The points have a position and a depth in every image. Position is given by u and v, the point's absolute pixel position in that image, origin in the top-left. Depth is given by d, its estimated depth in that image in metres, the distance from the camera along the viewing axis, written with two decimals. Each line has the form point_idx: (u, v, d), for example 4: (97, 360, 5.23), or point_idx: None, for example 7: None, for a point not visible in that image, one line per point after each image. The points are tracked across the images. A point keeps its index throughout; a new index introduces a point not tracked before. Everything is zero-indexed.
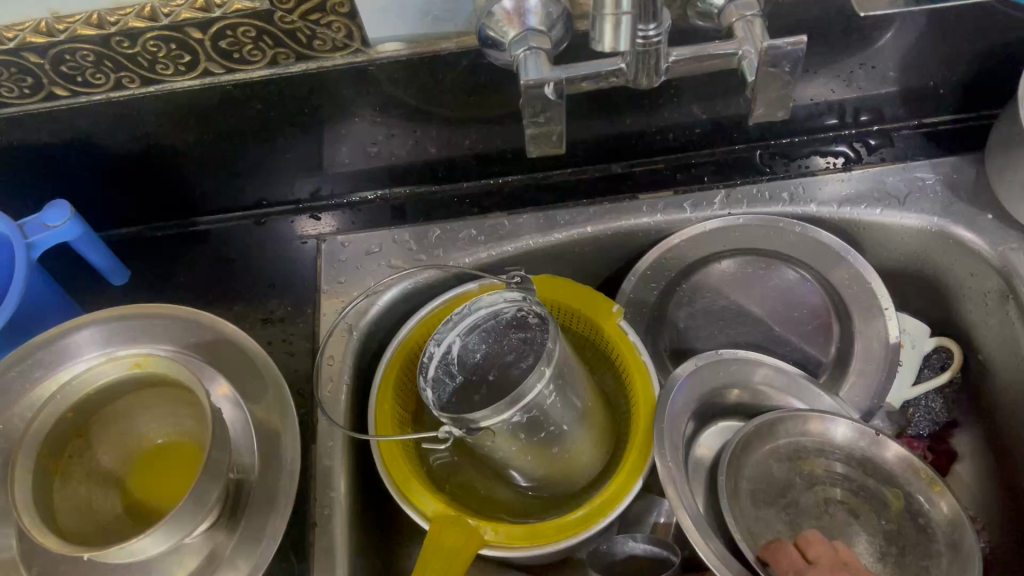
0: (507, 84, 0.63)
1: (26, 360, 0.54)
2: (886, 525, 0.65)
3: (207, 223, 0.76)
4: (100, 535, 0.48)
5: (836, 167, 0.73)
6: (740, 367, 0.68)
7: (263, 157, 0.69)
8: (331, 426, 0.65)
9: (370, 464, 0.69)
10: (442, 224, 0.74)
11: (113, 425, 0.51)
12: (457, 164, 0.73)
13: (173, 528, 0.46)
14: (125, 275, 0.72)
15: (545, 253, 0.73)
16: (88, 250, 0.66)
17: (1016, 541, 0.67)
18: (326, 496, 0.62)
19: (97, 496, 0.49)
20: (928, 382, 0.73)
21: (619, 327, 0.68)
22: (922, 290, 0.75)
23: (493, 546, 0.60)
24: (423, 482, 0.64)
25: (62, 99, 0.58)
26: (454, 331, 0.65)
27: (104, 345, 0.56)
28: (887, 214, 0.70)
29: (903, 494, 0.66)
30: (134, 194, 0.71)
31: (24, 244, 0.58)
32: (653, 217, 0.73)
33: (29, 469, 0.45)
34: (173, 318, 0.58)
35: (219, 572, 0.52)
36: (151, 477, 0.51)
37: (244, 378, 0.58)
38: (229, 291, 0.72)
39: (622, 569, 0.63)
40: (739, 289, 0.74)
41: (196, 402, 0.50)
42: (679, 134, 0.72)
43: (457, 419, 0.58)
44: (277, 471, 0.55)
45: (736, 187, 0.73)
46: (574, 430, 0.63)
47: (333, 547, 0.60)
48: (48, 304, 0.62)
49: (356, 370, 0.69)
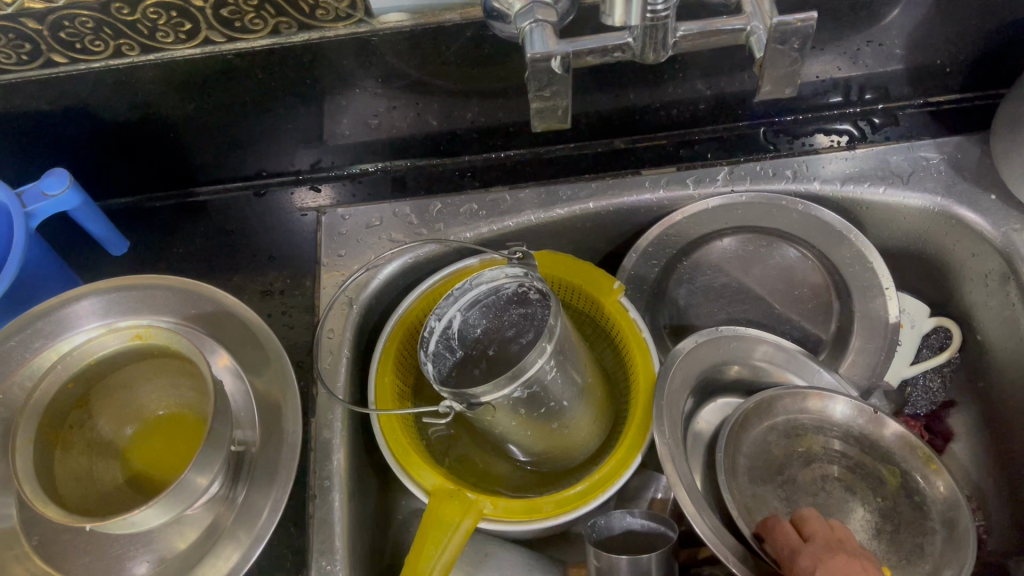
0: (511, 57, 0.62)
1: (26, 330, 0.54)
2: (882, 503, 0.66)
3: (207, 194, 0.76)
4: (100, 506, 0.48)
5: (840, 145, 0.73)
6: (741, 343, 0.68)
7: (264, 128, 0.68)
8: (330, 399, 0.65)
9: (369, 436, 0.70)
10: (443, 198, 0.73)
11: (114, 397, 0.51)
12: (458, 138, 0.72)
13: (174, 500, 0.46)
14: (124, 245, 0.72)
15: (546, 229, 0.73)
16: (87, 219, 0.66)
17: (1010, 520, 0.67)
18: (325, 468, 0.63)
19: (98, 467, 0.49)
20: (926, 362, 0.74)
21: (619, 304, 0.68)
22: (923, 270, 0.75)
23: (492, 519, 0.61)
24: (423, 456, 0.64)
25: (61, 66, 0.57)
26: (455, 306, 0.65)
27: (104, 316, 0.56)
28: (891, 193, 0.70)
29: (899, 472, 0.66)
30: (133, 164, 0.71)
31: (23, 213, 0.57)
32: (655, 193, 0.72)
33: (29, 439, 0.45)
34: (174, 290, 0.58)
35: (220, 542, 0.53)
36: (151, 449, 0.51)
37: (245, 350, 0.58)
38: (228, 263, 0.72)
39: (620, 542, 0.63)
40: (739, 268, 0.74)
41: (197, 374, 0.50)
42: (683, 111, 0.71)
43: (457, 394, 0.58)
44: (278, 444, 0.55)
45: (739, 164, 0.73)
46: (574, 405, 0.64)
47: (332, 518, 0.61)
48: (48, 273, 0.62)
49: (355, 343, 0.69)
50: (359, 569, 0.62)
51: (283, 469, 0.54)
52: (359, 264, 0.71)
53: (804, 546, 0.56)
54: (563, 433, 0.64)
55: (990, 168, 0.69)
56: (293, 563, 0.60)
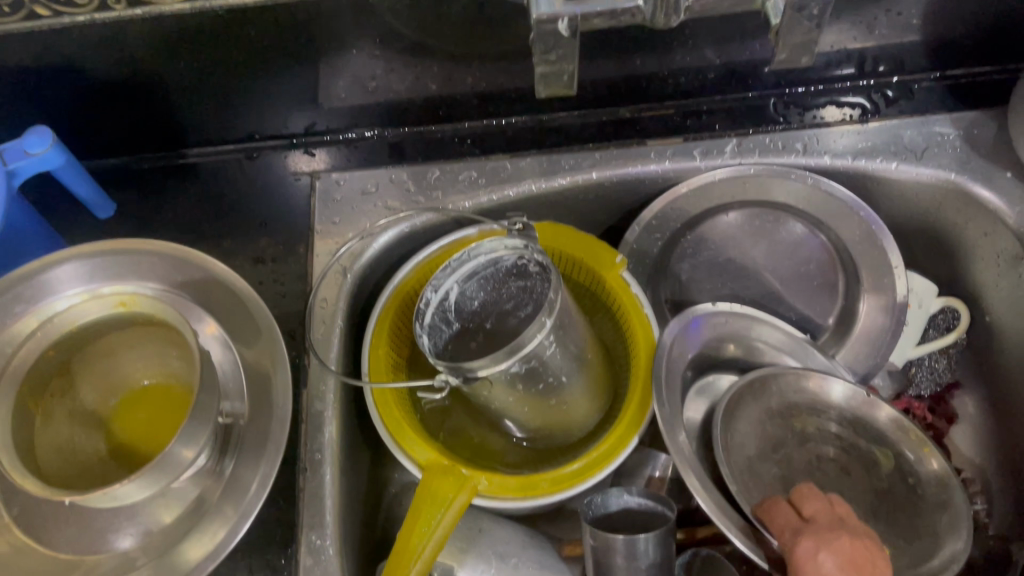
0: (514, 19, 0.60)
1: (6, 294, 0.52)
2: (884, 485, 0.64)
3: (197, 155, 0.73)
4: (82, 479, 0.46)
5: (852, 118, 0.70)
6: (736, 322, 0.67)
7: (256, 89, 0.66)
8: (322, 370, 0.63)
9: (362, 408, 0.68)
10: (441, 165, 0.71)
11: (97, 365, 0.49)
12: (458, 104, 0.70)
13: (159, 473, 0.45)
14: (110, 207, 0.69)
15: (547, 199, 0.71)
16: (72, 180, 0.63)
17: (1013, 504, 0.67)
18: (316, 441, 0.61)
19: (79, 438, 0.48)
20: (933, 342, 0.72)
21: (621, 279, 0.66)
22: (932, 248, 0.73)
23: (487, 496, 0.60)
24: (417, 430, 0.63)
25: (44, 20, 0.54)
26: (453, 277, 0.63)
27: (87, 281, 0.54)
28: (904, 169, 0.68)
29: (892, 454, 0.65)
30: (119, 124, 0.68)
31: (4, 172, 0.55)
32: (661, 164, 0.70)
33: (7, 410, 0.43)
34: (161, 256, 0.56)
35: (207, 516, 0.51)
36: (136, 419, 0.50)
37: (234, 319, 0.56)
38: (219, 228, 0.70)
39: (616, 521, 0.62)
40: (746, 242, 0.72)
41: (184, 344, 0.48)
42: (691, 79, 0.69)
43: (454, 369, 0.56)
44: (269, 416, 0.54)
45: (748, 136, 0.70)
46: (573, 382, 0.62)
47: (322, 491, 0.59)
48: (30, 235, 0.59)
49: (349, 313, 0.67)
50: (350, 543, 0.61)
51: (273, 442, 0.52)
52: (355, 232, 0.69)
53: (805, 525, 0.55)
54: (561, 409, 0.63)
55: (1006, 145, 0.67)
56: (283, 536, 0.59)
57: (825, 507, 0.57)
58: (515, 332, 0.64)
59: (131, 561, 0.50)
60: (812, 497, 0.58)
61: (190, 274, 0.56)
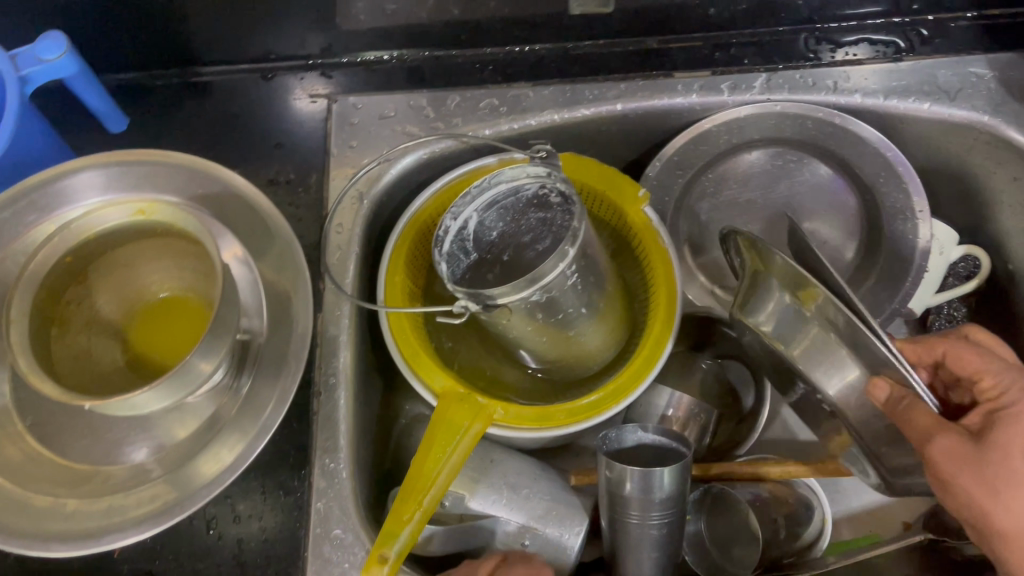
0: None
1: (20, 202, 0.51)
2: None
3: (210, 73, 0.71)
4: (98, 387, 0.46)
5: (885, 56, 0.68)
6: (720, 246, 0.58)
7: (275, 4, 0.64)
8: (338, 294, 0.62)
9: (376, 337, 0.67)
10: (462, 91, 0.69)
11: (115, 276, 0.48)
12: (482, 28, 0.68)
13: (176, 385, 0.44)
14: (123, 122, 0.68)
15: (569, 131, 0.70)
16: (85, 91, 0.62)
17: None
18: (330, 366, 0.61)
19: (96, 347, 0.47)
20: (952, 290, 0.71)
21: (643, 214, 0.65)
22: (957, 195, 0.72)
23: (502, 426, 0.60)
24: (433, 358, 0.62)
25: None
26: (472, 205, 0.62)
27: (104, 191, 0.53)
28: (936, 109, 0.66)
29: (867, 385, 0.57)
30: (132, 37, 0.66)
31: (16, 78, 0.53)
32: (687, 98, 0.68)
33: (23, 315, 0.42)
34: (178, 166, 0.55)
35: (223, 433, 0.51)
36: (152, 331, 0.49)
37: (252, 237, 0.54)
38: (233, 150, 0.69)
39: (631, 455, 0.62)
40: (765, 183, 0.73)
41: (202, 256, 0.47)
42: (722, 11, 0.67)
43: (473, 296, 0.56)
44: (287, 336, 0.53)
45: (778, 71, 0.69)
46: (591, 315, 0.61)
47: (335, 415, 0.59)
48: (41, 147, 0.58)
49: (365, 240, 0.66)
50: (362, 468, 0.61)
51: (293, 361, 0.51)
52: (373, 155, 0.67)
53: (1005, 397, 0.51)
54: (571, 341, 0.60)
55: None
56: (296, 458, 0.59)
57: (1001, 371, 0.54)
58: (534, 263, 0.63)
59: (146, 474, 0.50)
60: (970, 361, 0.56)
61: (208, 187, 0.55)
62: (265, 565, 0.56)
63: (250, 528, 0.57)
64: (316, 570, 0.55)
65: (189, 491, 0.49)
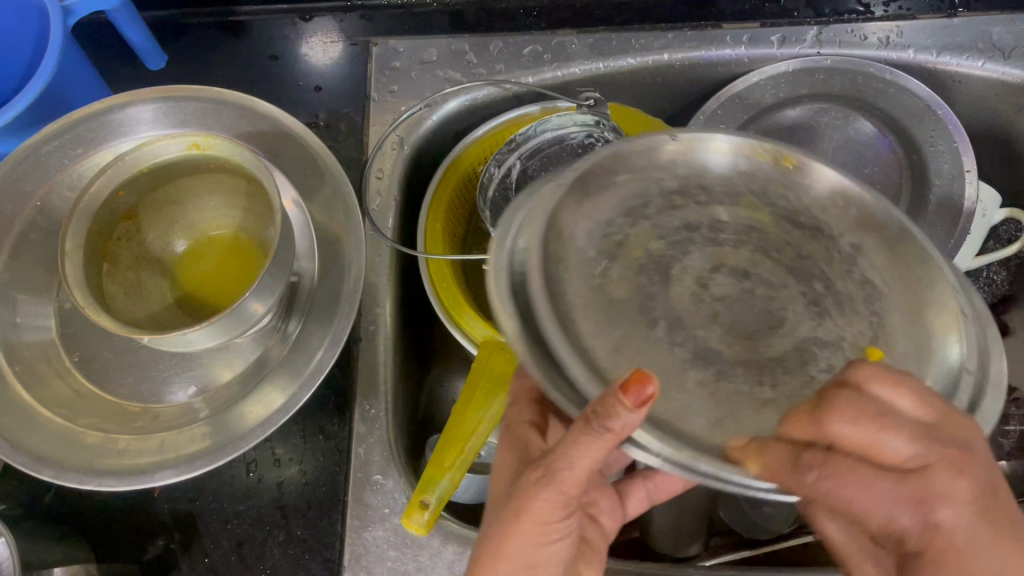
0: None
1: (67, 133, 0.54)
2: None
3: (249, 12, 0.70)
4: (148, 321, 0.45)
5: (938, 11, 0.67)
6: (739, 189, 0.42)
7: None
8: (380, 240, 0.62)
9: (413, 285, 0.67)
10: (505, 37, 0.68)
11: (167, 211, 0.48)
12: None
13: (231, 323, 0.44)
14: (162, 60, 0.67)
15: (613, 81, 0.68)
16: (125, 26, 0.60)
17: None
18: (371, 312, 0.60)
19: (146, 281, 0.47)
20: (992, 254, 0.70)
21: None
22: (1003, 157, 0.71)
23: None
24: (473, 307, 0.62)
25: None
26: (516, 153, 0.62)
27: (159, 125, 0.55)
28: (989, 68, 0.66)
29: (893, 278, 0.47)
30: None
31: (60, 9, 0.52)
32: (735, 50, 0.67)
33: (79, 244, 0.42)
34: (231, 105, 0.56)
35: (269, 377, 0.51)
36: (202, 269, 0.48)
37: (308, 180, 0.54)
38: (271, 91, 0.68)
39: None
40: (808, 139, 0.70)
41: (256, 192, 0.47)
42: None
43: None
44: (337, 279, 0.52)
45: (828, 25, 0.68)
46: None
47: (377, 362, 0.59)
48: (82, 82, 0.57)
49: (405, 187, 0.65)
50: (402, 415, 0.60)
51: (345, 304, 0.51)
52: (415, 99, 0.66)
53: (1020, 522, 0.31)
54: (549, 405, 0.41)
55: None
56: (337, 403, 0.59)
57: (895, 511, 0.32)
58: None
59: (194, 413, 0.50)
60: (874, 447, 0.32)
61: (258, 126, 0.56)
62: (305, 508, 0.56)
63: (290, 471, 0.57)
64: (356, 514, 0.55)
65: (233, 436, 0.49)
